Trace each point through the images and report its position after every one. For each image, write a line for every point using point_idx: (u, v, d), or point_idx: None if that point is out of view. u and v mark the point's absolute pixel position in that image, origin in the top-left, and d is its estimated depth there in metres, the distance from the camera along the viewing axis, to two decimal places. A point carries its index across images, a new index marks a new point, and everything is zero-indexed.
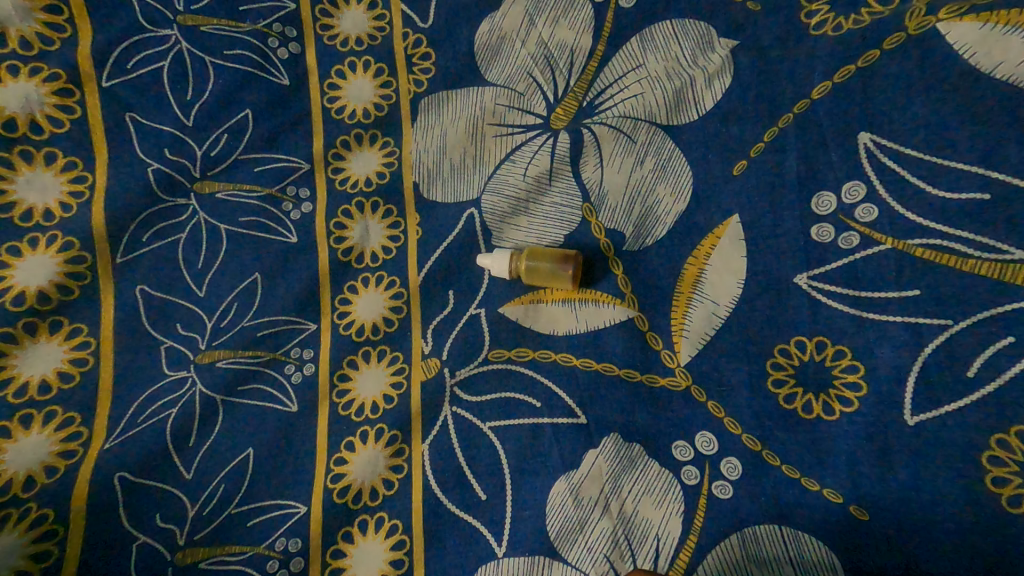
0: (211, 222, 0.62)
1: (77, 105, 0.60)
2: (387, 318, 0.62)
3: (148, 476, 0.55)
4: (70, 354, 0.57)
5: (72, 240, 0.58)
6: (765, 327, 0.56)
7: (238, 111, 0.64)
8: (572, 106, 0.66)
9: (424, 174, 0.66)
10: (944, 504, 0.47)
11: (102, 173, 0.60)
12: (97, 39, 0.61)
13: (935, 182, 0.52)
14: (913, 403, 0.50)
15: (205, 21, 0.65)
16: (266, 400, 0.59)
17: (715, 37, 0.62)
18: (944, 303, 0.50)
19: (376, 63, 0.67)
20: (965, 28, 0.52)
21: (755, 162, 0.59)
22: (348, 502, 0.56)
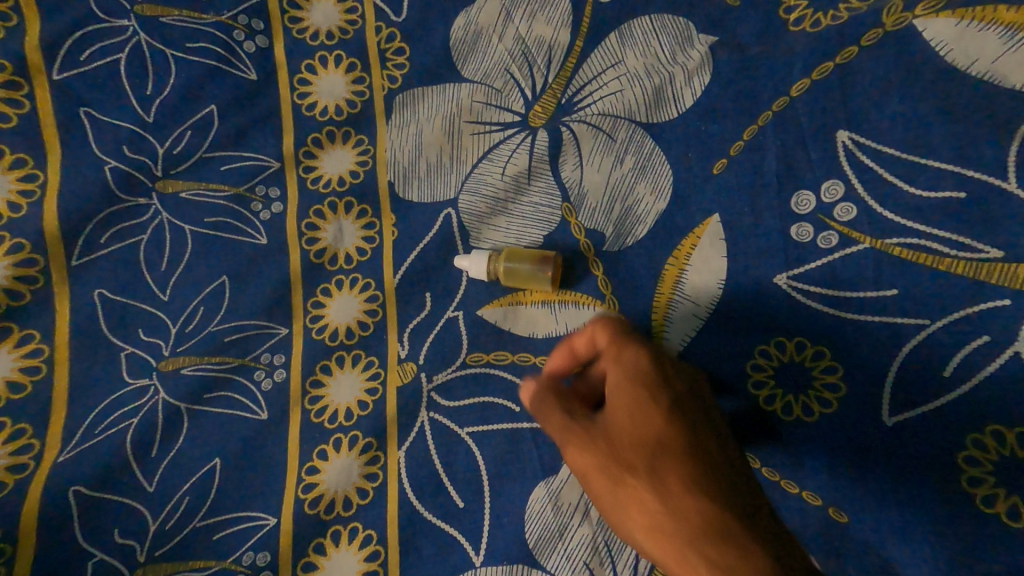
0: (174, 223, 0.60)
1: (25, 100, 0.57)
2: (362, 321, 0.60)
3: (107, 489, 0.53)
4: (21, 362, 0.54)
5: (23, 243, 0.56)
6: (745, 327, 0.56)
7: (201, 106, 0.62)
8: (550, 103, 0.64)
9: (399, 173, 0.64)
10: (920, 504, 0.47)
11: (55, 172, 0.57)
12: (47, 31, 0.58)
13: (912, 181, 0.51)
14: (890, 404, 0.50)
15: (165, 12, 0.62)
16: (235, 409, 0.57)
17: (694, 33, 0.61)
18: (921, 303, 0.50)
19: (349, 58, 0.65)
20: (942, 24, 0.52)
21: (735, 160, 0.58)
22: (321, 512, 0.54)
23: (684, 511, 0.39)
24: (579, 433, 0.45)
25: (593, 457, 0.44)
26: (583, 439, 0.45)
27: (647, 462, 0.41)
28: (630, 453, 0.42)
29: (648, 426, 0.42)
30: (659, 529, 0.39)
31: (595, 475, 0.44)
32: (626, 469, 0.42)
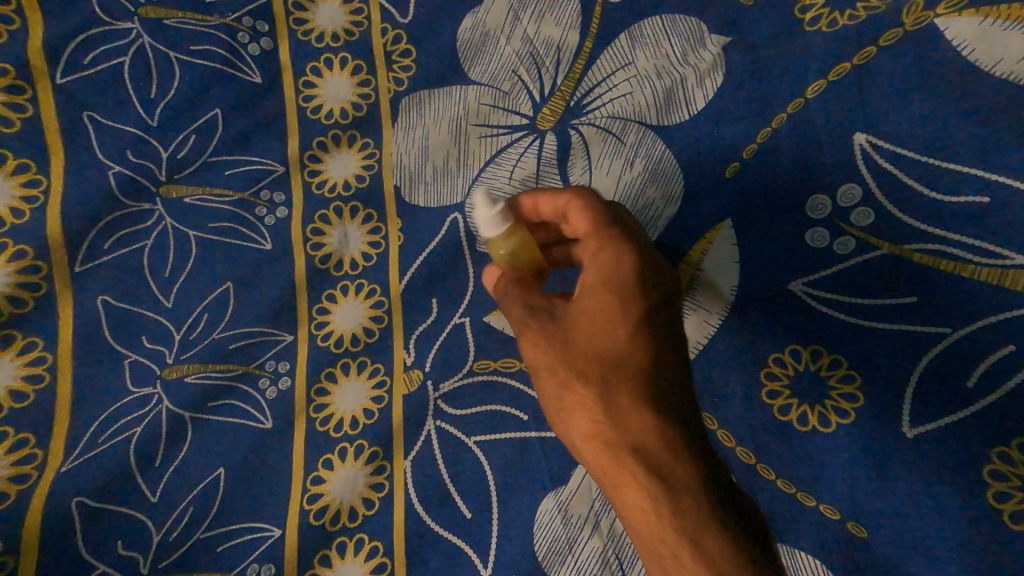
0: (178, 229, 0.59)
1: (28, 104, 0.57)
2: (368, 328, 0.59)
3: (111, 499, 0.52)
4: (24, 369, 0.54)
5: (26, 249, 0.55)
6: (759, 335, 0.54)
7: (206, 110, 0.61)
8: (559, 105, 0.63)
9: (405, 177, 0.63)
10: (942, 519, 0.46)
11: (58, 177, 0.57)
12: (50, 34, 0.58)
13: (932, 186, 0.50)
14: (910, 415, 0.48)
15: (168, 14, 0.61)
16: (239, 417, 0.56)
17: (706, 34, 0.60)
18: (942, 311, 0.49)
19: (354, 60, 0.64)
20: (964, 23, 0.50)
21: (748, 164, 0.57)
22: (326, 523, 0.53)
23: (618, 410, 0.40)
24: (527, 324, 0.44)
25: (541, 354, 0.43)
26: (526, 337, 0.44)
27: (592, 363, 0.41)
28: (585, 362, 0.41)
29: (603, 331, 0.41)
30: (597, 435, 0.40)
31: (541, 372, 0.44)
32: (570, 367, 0.42)
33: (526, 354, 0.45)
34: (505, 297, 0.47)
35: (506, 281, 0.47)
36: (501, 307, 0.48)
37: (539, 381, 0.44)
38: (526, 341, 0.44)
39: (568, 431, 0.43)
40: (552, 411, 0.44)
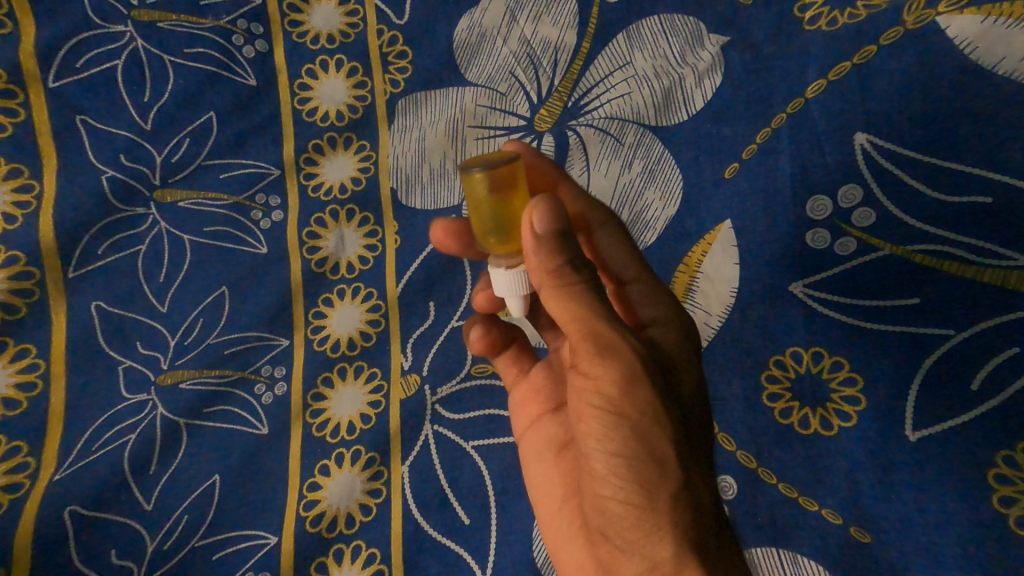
0: (173, 233, 0.59)
1: (21, 109, 0.56)
2: (364, 332, 0.59)
3: (105, 507, 0.52)
4: (16, 377, 0.53)
5: (18, 255, 0.55)
6: (760, 338, 0.54)
7: (200, 113, 0.60)
8: (556, 106, 0.62)
9: (402, 179, 0.62)
10: (947, 524, 0.45)
11: (51, 182, 0.57)
12: (42, 38, 0.57)
13: (934, 186, 0.50)
14: (913, 418, 0.48)
15: (162, 16, 0.61)
16: (234, 424, 0.55)
17: (705, 33, 0.59)
18: (945, 313, 0.48)
19: (350, 62, 0.64)
20: (967, 21, 0.50)
21: (748, 165, 0.56)
22: (323, 530, 0.53)
23: (711, 511, 0.38)
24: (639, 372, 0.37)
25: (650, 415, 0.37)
26: (633, 383, 0.37)
27: (693, 443, 0.39)
28: (690, 445, 0.39)
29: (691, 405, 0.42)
30: (684, 536, 0.36)
31: (637, 438, 0.37)
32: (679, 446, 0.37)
33: (619, 404, 0.37)
34: (610, 322, 0.37)
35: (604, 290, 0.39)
36: (593, 323, 0.37)
37: (630, 449, 0.37)
38: (635, 393, 0.37)
39: (648, 531, 0.36)
40: (635, 492, 0.36)
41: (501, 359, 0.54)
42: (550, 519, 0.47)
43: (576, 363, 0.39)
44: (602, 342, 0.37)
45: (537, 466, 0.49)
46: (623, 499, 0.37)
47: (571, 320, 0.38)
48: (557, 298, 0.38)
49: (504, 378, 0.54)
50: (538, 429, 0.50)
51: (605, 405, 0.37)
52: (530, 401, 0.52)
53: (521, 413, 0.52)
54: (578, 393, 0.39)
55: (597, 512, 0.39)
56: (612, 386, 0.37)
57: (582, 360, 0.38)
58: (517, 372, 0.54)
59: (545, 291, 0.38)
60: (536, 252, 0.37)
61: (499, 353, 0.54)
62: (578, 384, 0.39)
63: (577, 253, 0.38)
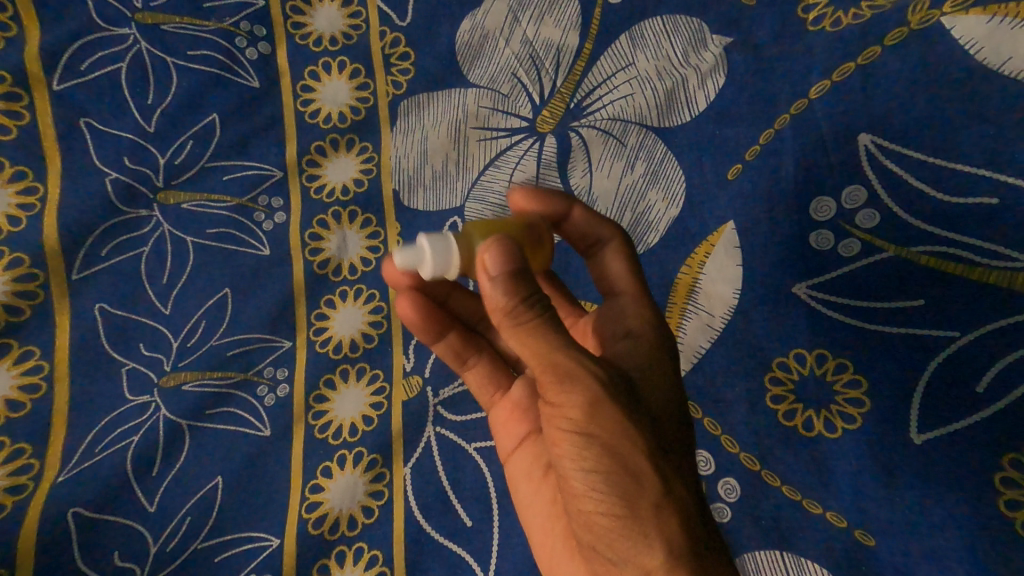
0: (176, 235, 0.59)
1: (25, 111, 0.57)
2: (366, 333, 0.59)
3: (108, 509, 0.52)
4: (21, 379, 0.54)
5: (22, 257, 0.55)
6: (764, 339, 0.53)
7: (203, 115, 0.61)
8: (558, 107, 0.62)
9: (404, 181, 0.62)
10: (953, 527, 0.45)
11: (55, 184, 0.57)
12: (47, 41, 0.58)
13: (939, 187, 0.49)
14: (919, 421, 0.47)
15: (165, 19, 0.61)
16: (237, 425, 0.55)
17: (708, 34, 0.59)
18: (951, 314, 0.48)
19: (352, 63, 0.64)
20: (972, 21, 0.50)
21: (751, 166, 0.56)
22: (325, 532, 0.53)
23: (697, 516, 0.37)
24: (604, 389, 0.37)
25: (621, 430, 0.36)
26: (597, 402, 0.36)
27: (666, 450, 0.38)
28: (661, 445, 0.38)
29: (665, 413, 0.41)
30: (671, 541, 0.36)
31: (609, 454, 0.36)
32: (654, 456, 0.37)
33: (586, 424, 0.36)
34: (568, 343, 0.37)
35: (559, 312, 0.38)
36: (551, 348, 0.37)
37: (604, 464, 0.36)
38: (601, 408, 0.36)
39: (636, 541, 0.36)
40: (617, 507, 0.36)
41: (468, 372, 0.53)
42: (543, 541, 0.45)
43: (542, 390, 0.38)
44: (559, 367, 0.37)
45: (525, 486, 0.48)
46: (606, 514, 0.36)
47: (530, 350, 0.37)
48: (514, 330, 0.37)
49: (479, 398, 0.53)
50: (522, 450, 0.49)
51: (574, 427, 0.37)
52: (514, 423, 0.50)
53: (504, 435, 0.50)
54: (550, 420, 0.39)
55: (585, 530, 0.38)
56: (577, 409, 0.37)
57: (546, 386, 0.38)
58: (493, 391, 0.52)
59: (502, 323, 0.38)
60: (495, 288, 0.37)
61: (467, 367, 0.53)
62: (549, 411, 0.39)
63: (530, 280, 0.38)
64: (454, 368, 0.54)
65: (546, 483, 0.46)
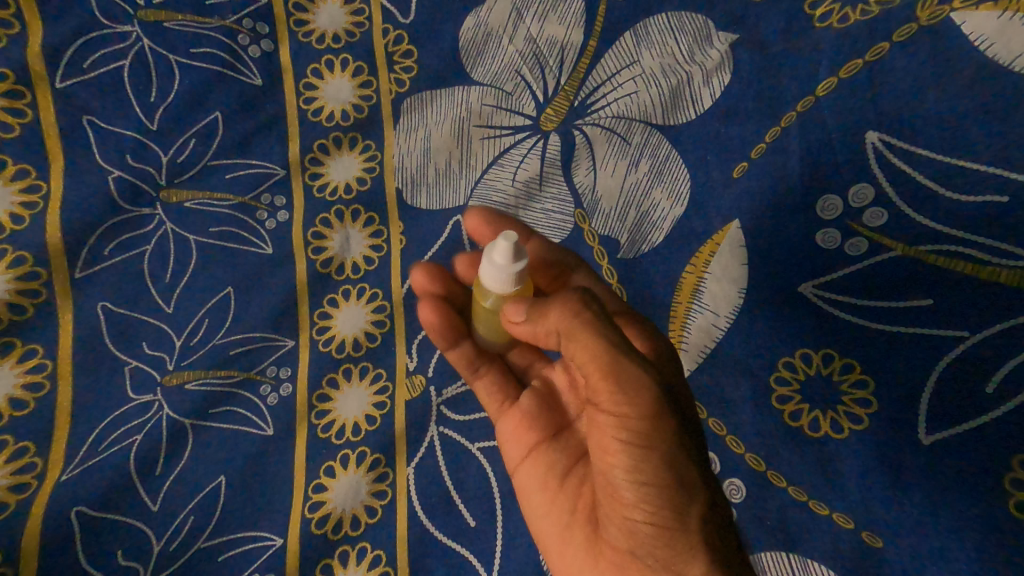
0: (179, 233, 0.59)
1: (27, 109, 0.56)
2: (369, 333, 0.58)
3: (111, 508, 0.52)
4: (23, 378, 0.53)
5: (25, 255, 0.55)
6: (770, 339, 0.53)
7: (206, 113, 0.60)
8: (563, 105, 0.62)
9: (407, 180, 0.62)
10: (962, 529, 0.44)
11: (58, 182, 0.57)
12: (50, 38, 0.58)
13: (948, 185, 0.49)
14: (927, 421, 0.47)
15: (168, 16, 0.61)
16: (240, 424, 0.55)
17: (713, 31, 0.59)
18: (960, 314, 0.47)
19: (355, 61, 0.63)
20: (982, 17, 0.49)
21: (757, 164, 0.55)
22: (328, 532, 0.53)
23: (731, 521, 0.38)
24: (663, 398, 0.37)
25: (675, 442, 0.36)
26: (657, 414, 0.36)
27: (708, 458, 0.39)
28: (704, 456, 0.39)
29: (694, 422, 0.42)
30: (710, 551, 0.36)
31: (665, 465, 0.36)
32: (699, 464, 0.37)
33: (645, 435, 0.36)
34: (630, 351, 0.36)
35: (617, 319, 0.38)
36: (617, 357, 0.35)
37: (661, 475, 0.36)
38: (664, 420, 0.36)
39: (678, 551, 0.36)
40: (665, 518, 0.36)
41: (478, 381, 0.53)
42: (559, 553, 0.44)
43: (596, 397, 0.37)
44: (622, 375, 0.35)
45: (538, 496, 0.46)
46: (651, 524, 0.36)
47: (589, 357, 0.36)
48: (572, 335, 0.37)
49: (488, 409, 0.52)
50: (532, 458, 0.48)
51: (633, 438, 0.36)
52: (524, 430, 0.49)
53: (512, 445, 0.50)
54: (602, 428, 0.37)
55: (624, 537, 0.38)
56: (637, 419, 0.35)
57: (602, 394, 0.36)
58: (501, 400, 0.52)
59: (565, 326, 0.37)
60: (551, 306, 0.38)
61: (478, 376, 0.53)
62: (600, 419, 0.37)
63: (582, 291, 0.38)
64: (465, 376, 0.53)
65: (563, 491, 0.45)
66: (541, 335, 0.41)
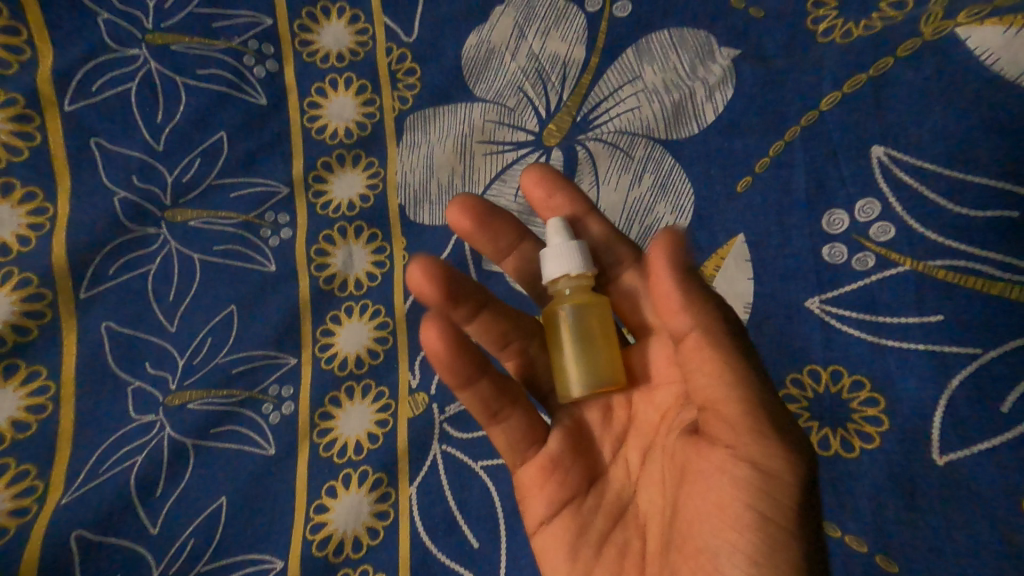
0: (183, 251, 0.59)
1: (35, 131, 0.58)
2: (372, 349, 0.58)
3: (111, 531, 0.52)
4: (27, 400, 0.54)
5: (31, 276, 0.56)
6: (778, 356, 0.52)
7: (211, 133, 0.61)
8: (565, 121, 0.62)
9: (409, 196, 0.62)
10: (980, 554, 0.43)
11: (65, 204, 0.58)
12: (60, 63, 0.59)
13: (956, 200, 0.48)
14: (941, 442, 0.46)
15: (175, 39, 0.62)
16: (242, 444, 0.55)
17: (716, 46, 0.59)
18: (972, 331, 0.46)
19: (359, 80, 0.64)
20: (987, 32, 0.49)
21: (761, 178, 0.55)
22: (329, 554, 0.52)
23: None
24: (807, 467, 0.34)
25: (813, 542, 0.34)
26: (793, 476, 0.34)
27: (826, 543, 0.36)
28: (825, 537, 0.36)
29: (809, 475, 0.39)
30: None
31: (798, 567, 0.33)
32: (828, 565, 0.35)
33: (780, 508, 0.34)
34: (772, 407, 0.34)
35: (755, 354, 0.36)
36: (763, 402, 0.34)
37: (798, 557, 0.33)
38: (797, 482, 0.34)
39: None
40: None
41: (496, 429, 0.47)
42: None
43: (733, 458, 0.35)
44: (774, 426, 0.34)
45: (566, 562, 0.44)
46: None
47: (731, 411, 0.34)
48: (716, 375, 0.35)
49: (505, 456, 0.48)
50: (558, 513, 0.45)
51: (758, 506, 0.34)
52: (549, 485, 0.45)
53: (535, 502, 0.46)
54: (712, 494, 0.35)
55: None
56: (773, 482, 0.34)
57: (745, 445, 0.34)
58: (521, 448, 0.47)
59: (709, 339, 0.35)
60: (687, 292, 0.36)
61: (498, 423, 0.47)
62: (720, 484, 0.35)
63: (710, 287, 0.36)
64: (482, 422, 0.48)
65: (599, 560, 0.43)
66: (681, 316, 0.36)
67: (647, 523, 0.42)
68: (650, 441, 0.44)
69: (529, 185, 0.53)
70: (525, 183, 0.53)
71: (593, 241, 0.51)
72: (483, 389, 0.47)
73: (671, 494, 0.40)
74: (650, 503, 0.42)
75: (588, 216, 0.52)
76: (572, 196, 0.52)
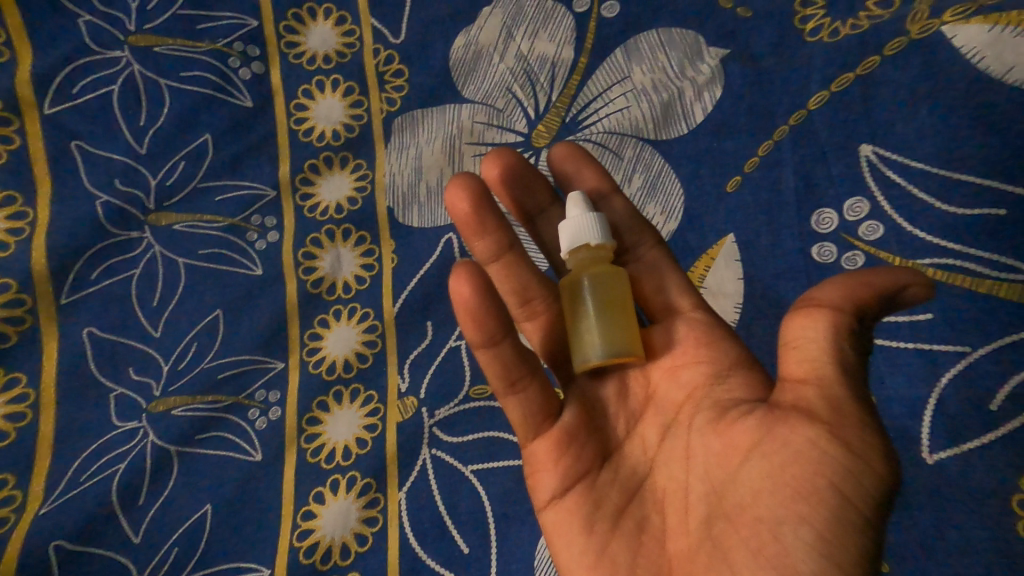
0: (168, 256, 0.58)
1: (15, 136, 0.57)
2: (360, 353, 0.57)
3: (92, 540, 0.51)
4: (6, 408, 0.53)
5: (10, 282, 0.55)
6: (768, 356, 0.51)
7: (196, 136, 0.60)
8: (554, 121, 0.61)
9: (398, 198, 0.62)
10: (971, 553, 0.43)
11: (46, 209, 0.57)
12: (41, 66, 0.58)
13: (943, 198, 0.48)
14: (931, 441, 0.45)
15: (158, 41, 0.61)
16: (228, 450, 0.54)
17: (704, 47, 0.59)
18: (961, 329, 0.46)
19: (346, 81, 0.63)
20: (972, 31, 0.50)
21: (750, 177, 0.55)
22: (317, 561, 0.51)
23: None
24: (891, 465, 0.35)
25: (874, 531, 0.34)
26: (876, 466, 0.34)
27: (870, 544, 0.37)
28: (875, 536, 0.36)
29: None
30: None
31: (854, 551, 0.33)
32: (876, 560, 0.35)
33: (861, 492, 0.34)
34: (858, 396, 0.35)
35: (866, 357, 0.37)
36: (858, 392, 0.35)
37: (866, 541, 0.34)
38: (879, 472, 0.34)
39: None
40: None
41: (513, 399, 0.45)
42: None
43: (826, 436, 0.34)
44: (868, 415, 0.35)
45: (580, 539, 0.41)
46: None
47: (839, 393, 0.35)
48: (829, 359, 0.35)
49: (517, 429, 0.45)
50: (571, 487, 0.43)
51: (837, 484, 0.34)
52: (565, 459, 0.43)
53: (547, 476, 0.44)
54: (787, 467, 0.35)
55: None
56: (859, 465, 0.34)
57: (846, 427, 0.34)
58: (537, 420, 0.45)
59: (839, 330, 0.35)
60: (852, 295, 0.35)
61: (516, 392, 0.45)
62: (803, 456, 0.34)
63: (883, 300, 0.35)
64: (499, 389, 0.46)
65: (615, 537, 0.41)
66: (827, 310, 0.35)
67: (666, 499, 0.40)
68: (672, 418, 0.42)
69: (559, 158, 0.52)
70: (555, 155, 0.52)
71: (614, 220, 0.51)
72: (503, 352, 0.45)
73: (706, 471, 0.39)
74: (671, 479, 0.40)
75: (613, 195, 0.51)
76: (601, 174, 0.52)
